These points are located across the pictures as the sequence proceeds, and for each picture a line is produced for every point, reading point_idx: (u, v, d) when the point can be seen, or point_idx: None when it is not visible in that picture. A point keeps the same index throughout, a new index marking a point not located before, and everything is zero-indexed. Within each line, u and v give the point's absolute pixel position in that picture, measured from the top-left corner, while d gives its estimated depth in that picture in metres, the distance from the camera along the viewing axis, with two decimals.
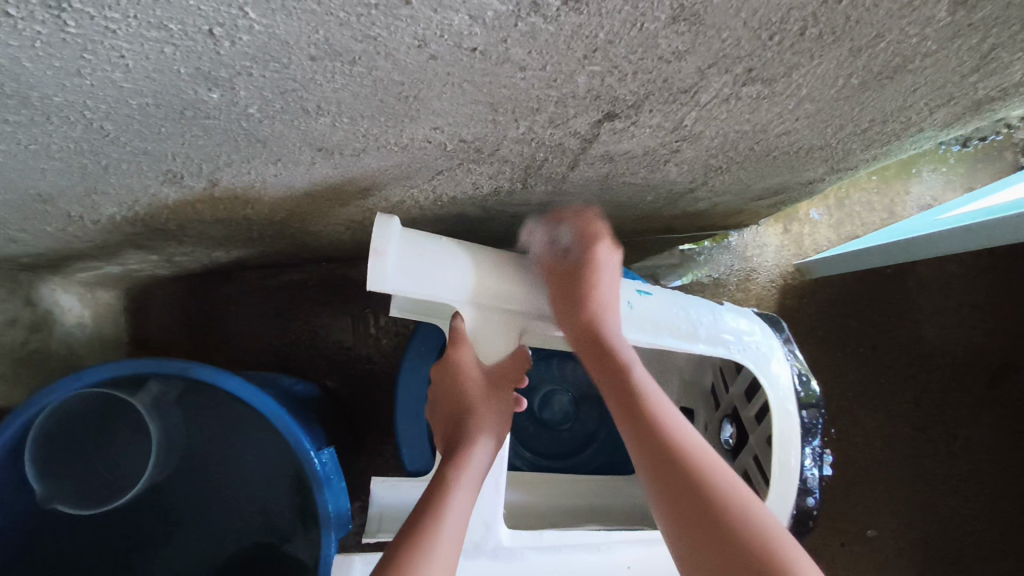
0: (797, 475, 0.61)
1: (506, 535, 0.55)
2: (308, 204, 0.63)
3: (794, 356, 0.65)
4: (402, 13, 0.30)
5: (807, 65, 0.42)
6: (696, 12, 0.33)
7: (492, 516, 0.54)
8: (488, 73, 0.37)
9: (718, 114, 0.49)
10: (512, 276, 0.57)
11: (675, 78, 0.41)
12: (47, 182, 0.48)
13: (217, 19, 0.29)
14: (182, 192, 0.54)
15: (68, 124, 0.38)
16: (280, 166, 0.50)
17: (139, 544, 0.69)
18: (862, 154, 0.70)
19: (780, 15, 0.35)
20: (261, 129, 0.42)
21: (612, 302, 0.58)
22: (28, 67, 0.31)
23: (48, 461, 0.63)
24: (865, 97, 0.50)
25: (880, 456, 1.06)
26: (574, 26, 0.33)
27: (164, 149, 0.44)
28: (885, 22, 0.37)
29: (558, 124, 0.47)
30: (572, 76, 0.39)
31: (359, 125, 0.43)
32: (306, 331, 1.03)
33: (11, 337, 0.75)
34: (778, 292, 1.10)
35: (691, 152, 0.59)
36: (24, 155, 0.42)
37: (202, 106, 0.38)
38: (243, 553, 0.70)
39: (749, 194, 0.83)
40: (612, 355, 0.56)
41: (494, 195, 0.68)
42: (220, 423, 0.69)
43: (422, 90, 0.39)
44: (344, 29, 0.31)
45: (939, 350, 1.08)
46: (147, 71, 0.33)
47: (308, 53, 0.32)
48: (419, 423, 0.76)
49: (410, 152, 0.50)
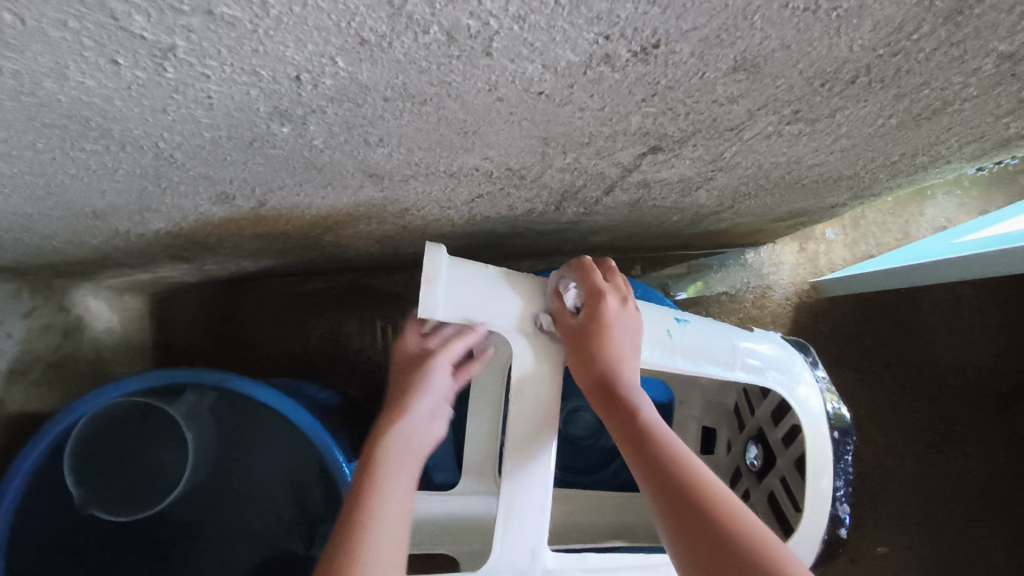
0: (829, 499, 0.62)
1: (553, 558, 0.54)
2: (347, 221, 0.65)
3: (821, 379, 0.66)
4: (481, 63, 0.31)
5: (852, 108, 0.43)
6: (757, 64, 0.34)
7: (538, 541, 0.53)
8: (548, 113, 0.39)
9: (758, 148, 0.51)
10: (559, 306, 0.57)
11: (725, 117, 0.42)
12: (104, 202, 0.50)
13: (306, 67, 0.30)
14: (229, 212, 0.56)
15: (140, 153, 0.40)
16: (329, 189, 0.52)
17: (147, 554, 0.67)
18: (888, 182, 0.71)
19: (835, 66, 0.36)
20: (321, 158, 0.44)
21: (626, 359, 0.55)
22: (120, 105, 0.32)
23: (86, 466, 0.65)
24: (901, 134, 0.51)
25: (892, 472, 1.07)
26: (640, 74, 0.34)
27: (223, 174, 0.46)
28: (933, 72, 0.38)
29: (604, 156, 0.49)
30: (627, 116, 0.40)
31: (414, 155, 0.45)
32: (328, 338, 1.05)
33: (43, 343, 0.76)
34: (793, 309, 1.12)
35: (725, 179, 0.60)
36: (92, 179, 0.44)
37: (272, 138, 0.39)
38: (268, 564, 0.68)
39: (772, 215, 0.85)
40: (622, 402, 0.54)
41: (527, 215, 0.69)
42: (252, 434, 0.70)
43: (481, 126, 0.40)
44: (423, 75, 0.32)
45: (952, 371, 1.09)
46: (229, 109, 0.34)
47: (384, 95, 0.34)
48: (445, 437, 0.76)
49: (456, 178, 0.52)
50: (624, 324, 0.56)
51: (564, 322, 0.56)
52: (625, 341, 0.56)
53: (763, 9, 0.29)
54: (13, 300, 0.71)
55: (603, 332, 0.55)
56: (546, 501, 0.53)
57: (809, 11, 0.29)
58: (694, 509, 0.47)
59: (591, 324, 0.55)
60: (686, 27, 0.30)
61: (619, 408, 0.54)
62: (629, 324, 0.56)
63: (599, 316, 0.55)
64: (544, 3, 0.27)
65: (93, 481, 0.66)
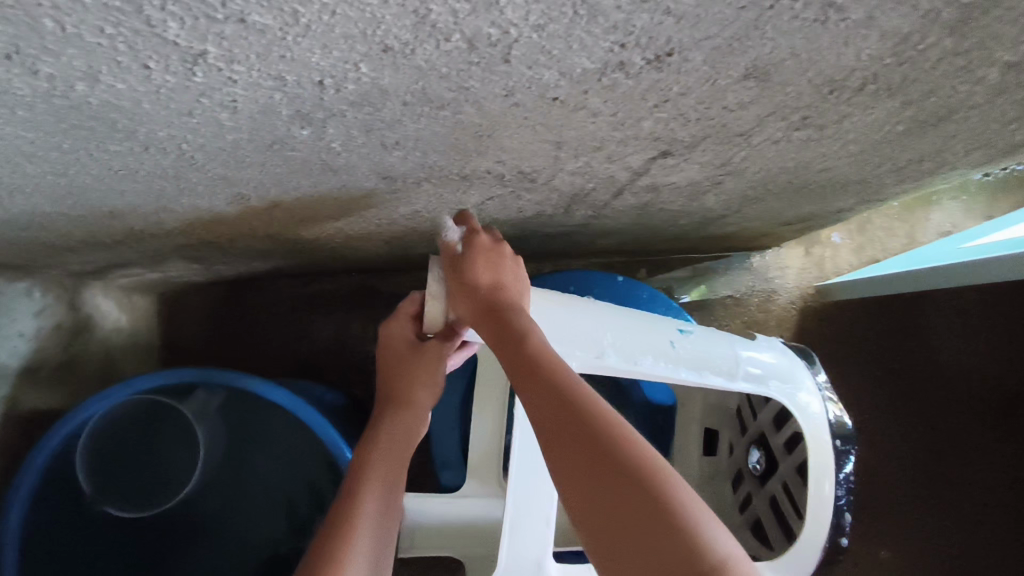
0: (831, 507, 0.63)
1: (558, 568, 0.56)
2: (358, 222, 0.66)
3: (824, 386, 0.67)
4: (498, 70, 0.32)
5: (860, 114, 0.44)
6: (767, 72, 0.35)
7: (544, 553, 0.55)
8: (561, 118, 0.39)
9: (766, 153, 0.51)
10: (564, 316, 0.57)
11: (734, 123, 0.43)
12: (123, 201, 0.50)
13: (330, 73, 0.31)
14: (243, 212, 0.57)
15: (162, 154, 0.40)
16: (343, 191, 0.53)
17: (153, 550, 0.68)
18: (894, 187, 0.71)
19: (843, 74, 0.36)
20: (338, 160, 0.44)
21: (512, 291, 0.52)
22: (148, 108, 0.33)
23: (97, 462, 0.66)
24: (908, 140, 0.52)
25: (894, 475, 1.07)
26: (653, 81, 0.35)
27: (241, 176, 0.46)
28: (939, 80, 0.39)
29: (614, 160, 0.49)
30: (638, 121, 0.41)
31: (429, 158, 0.46)
32: (336, 338, 1.06)
33: (56, 341, 0.77)
34: (797, 313, 1.13)
35: (733, 184, 0.61)
36: (113, 179, 0.45)
37: (292, 140, 0.40)
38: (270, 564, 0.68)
39: (778, 219, 0.85)
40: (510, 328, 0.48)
41: (535, 218, 0.70)
42: (261, 433, 0.70)
43: (496, 130, 0.41)
44: (442, 81, 0.33)
45: (956, 377, 1.09)
46: (252, 113, 0.35)
47: (403, 100, 0.35)
48: (450, 437, 0.77)
49: (468, 181, 0.53)
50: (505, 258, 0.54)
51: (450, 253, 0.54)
52: (509, 275, 0.53)
53: (775, 20, 0.30)
54: (27, 298, 0.71)
55: (480, 260, 0.53)
56: (552, 517, 0.55)
57: (820, 21, 0.30)
58: (586, 446, 0.40)
59: (471, 254, 0.53)
60: (699, 36, 0.30)
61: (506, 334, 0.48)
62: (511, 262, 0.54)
63: (479, 247, 0.54)
64: (562, 14, 0.27)
65: (105, 476, 0.67)
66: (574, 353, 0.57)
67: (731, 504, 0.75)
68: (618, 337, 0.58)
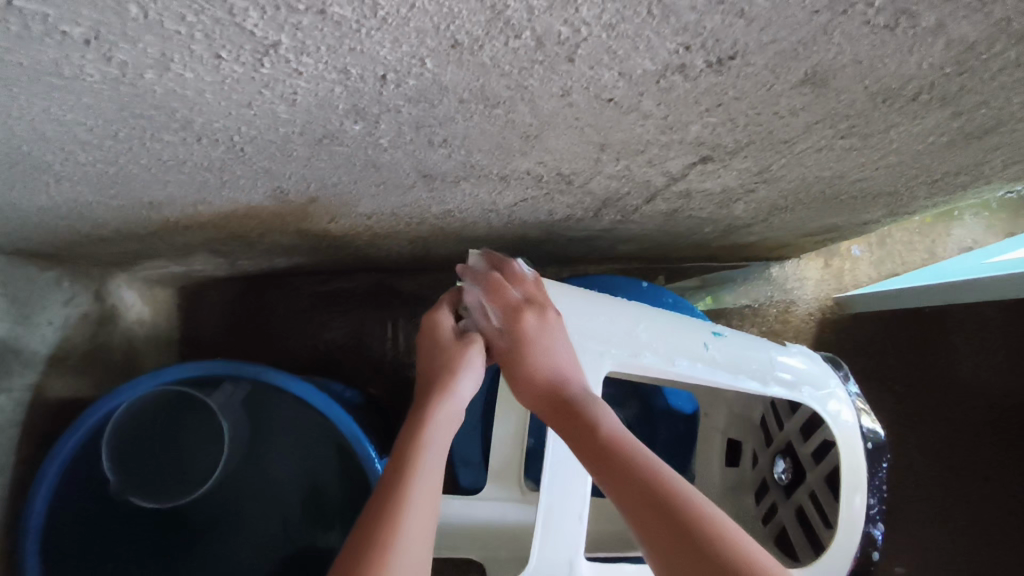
0: (863, 517, 0.63)
1: (589, 565, 0.56)
2: (387, 220, 0.66)
3: (854, 394, 0.66)
4: (561, 69, 0.32)
5: (907, 125, 0.44)
6: (825, 78, 0.35)
7: (574, 552, 0.55)
8: (612, 120, 0.39)
9: (805, 161, 0.51)
10: (601, 316, 0.59)
11: (781, 129, 0.43)
12: (163, 192, 0.51)
13: (394, 67, 0.31)
14: (279, 207, 0.57)
15: (213, 146, 0.41)
16: (381, 188, 0.53)
17: (175, 543, 0.67)
18: (924, 200, 0.71)
19: (901, 83, 0.36)
20: (383, 156, 0.44)
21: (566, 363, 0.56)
22: (209, 98, 0.33)
23: (122, 455, 0.66)
24: (947, 153, 0.52)
25: (915, 493, 1.06)
26: (711, 84, 0.35)
27: (284, 169, 0.46)
28: (995, 91, 0.39)
29: (654, 164, 0.50)
30: (688, 125, 0.41)
31: (472, 157, 0.46)
32: (354, 336, 1.06)
33: (79, 331, 0.77)
34: (816, 325, 1.13)
35: (766, 192, 0.61)
36: (159, 169, 0.45)
37: (341, 136, 0.40)
38: (289, 559, 0.68)
39: (803, 230, 0.85)
40: (579, 416, 0.53)
41: (564, 221, 0.70)
42: (284, 427, 0.70)
43: (545, 131, 0.41)
44: (503, 79, 0.33)
45: (975, 393, 1.08)
46: (310, 106, 0.35)
47: (460, 97, 0.35)
48: (471, 437, 0.76)
49: (506, 181, 0.53)
50: (546, 332, 0.57)
51: (496, 347, 0.60)
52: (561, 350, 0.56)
53: (845, 25, 0.30)
54: (55, 287, 0.72)
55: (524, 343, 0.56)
56: (584, 510, 0.55)
57: (888, 28, 0.30)
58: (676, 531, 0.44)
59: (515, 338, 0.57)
60: (765, 39, 0.31)
61: (577, 423, 0.52)
62: (551, 333, 0.57)
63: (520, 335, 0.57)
64: (636, 13, 0.28)
65: (130, 469, 0.67)
66: (609, 351, 0.58)
67: (753, 516, 0.74)
68: (653, 337, 0.59)
